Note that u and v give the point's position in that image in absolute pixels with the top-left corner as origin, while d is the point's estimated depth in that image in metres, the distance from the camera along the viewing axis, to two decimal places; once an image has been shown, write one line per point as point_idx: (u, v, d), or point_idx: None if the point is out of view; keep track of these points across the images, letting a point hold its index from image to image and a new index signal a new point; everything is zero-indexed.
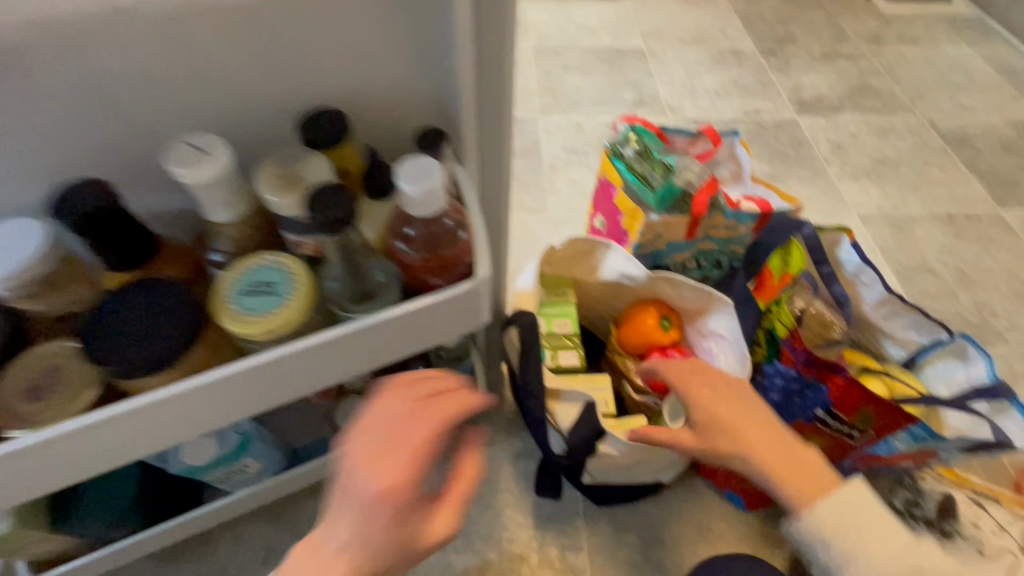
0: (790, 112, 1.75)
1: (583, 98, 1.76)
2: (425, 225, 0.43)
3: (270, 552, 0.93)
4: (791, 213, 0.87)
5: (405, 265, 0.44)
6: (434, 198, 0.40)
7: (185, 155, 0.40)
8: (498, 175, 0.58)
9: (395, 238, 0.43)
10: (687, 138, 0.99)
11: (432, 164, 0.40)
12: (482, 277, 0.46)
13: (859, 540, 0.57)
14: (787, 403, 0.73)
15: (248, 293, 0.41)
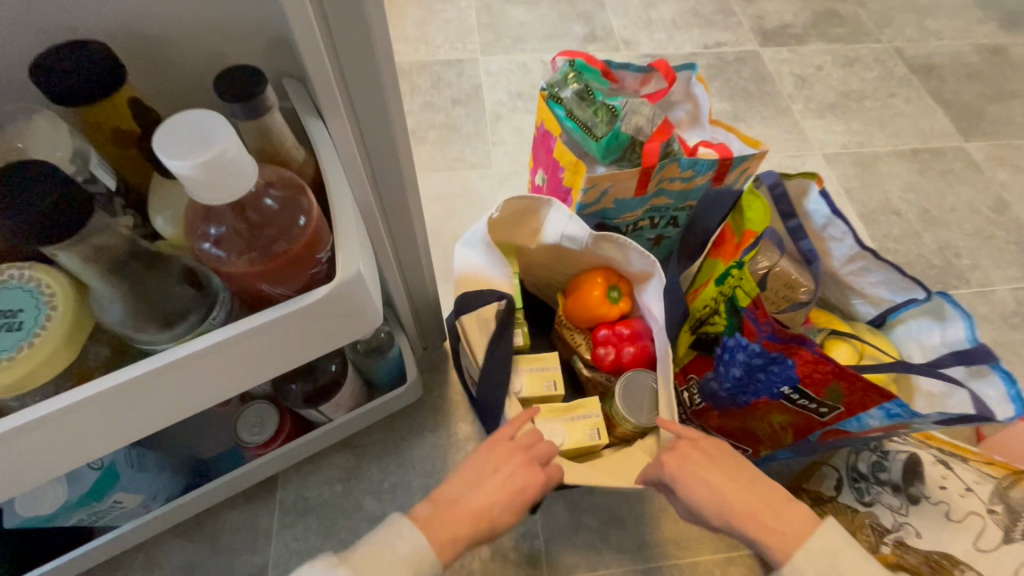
0: (752, 43, 1.61)
1: (528, 34, 1.57)
2: (234, 213, 0.30)
3: (190, 571, 0.82)
4: (753, 160, 0.76)
5: (228, 271, 0.32)
6: (221, 172, 0.27)
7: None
8: (390, 132, 0.45)
9: (202, 238, 0.31)
10: (636, 75, 0.85)
11: (211, 118, 0.27)
12: (352, 277, 0.35)
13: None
14: (749, 379, 0.65)
15: None
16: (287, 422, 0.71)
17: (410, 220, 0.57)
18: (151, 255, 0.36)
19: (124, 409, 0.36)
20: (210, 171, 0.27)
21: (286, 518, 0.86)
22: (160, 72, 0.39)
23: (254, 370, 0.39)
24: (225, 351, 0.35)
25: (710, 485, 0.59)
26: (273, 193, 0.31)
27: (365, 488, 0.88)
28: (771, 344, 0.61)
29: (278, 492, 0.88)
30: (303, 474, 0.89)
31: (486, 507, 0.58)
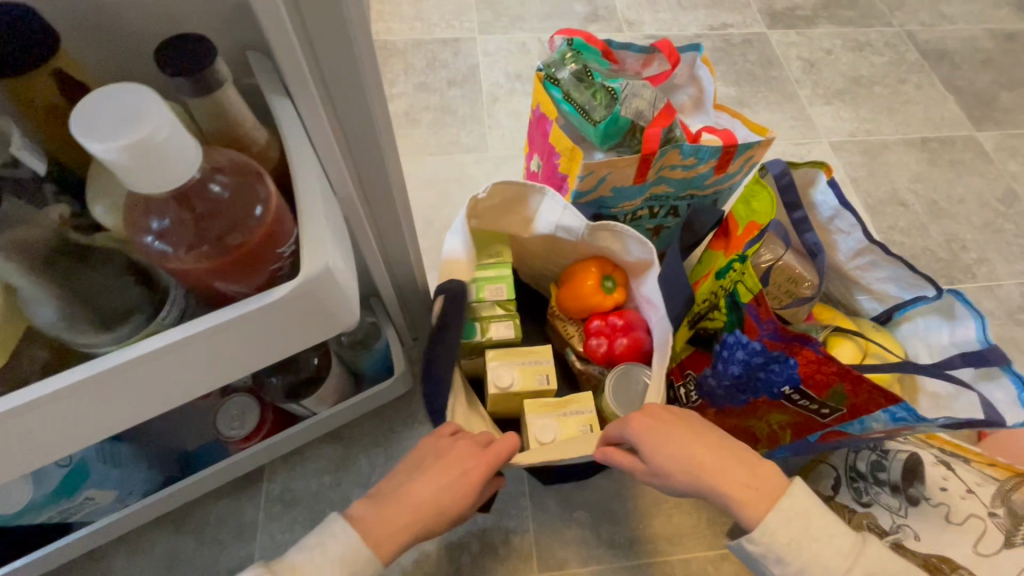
0: (760, 25, 1.55)
1: (528, 13, 1.51)
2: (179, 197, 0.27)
3: (172, 563, 0.81)
4: (758, 146, 0.72)
5: (177, 265, 0.29)
6: (157, 158, 0.25)
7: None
8: (370, 113, 0.42)
9: (144, 227, 0.27)
10: (638, 56, 0.81)
11: (140, 94, 0.24)
12: (318, 271, 0.32)
13: (784, 538, 0.52)
14: (749, 378, 0.62)
15: None
16: (269, 415, 0.69)
17: (392, 207, 0.54)
18: (84, 248, 0.34)
19: (73, 413, 0.33)
20: (139, 159, 0.24)
21: (272, 510, 0.84)
22: (110, 40, 0.36)
23: (218, 370, 0.36)
24: (181, 351, 0.32)
25: (687, 452, 0.56)
26: (221, 179, 0.28)
27: (353, 480, 0.87)
28: (773, 343, 0.58)
29: (264, 483, 0.86)
30: (289, 466, 0.87)
31: (431, 498, 0.57)
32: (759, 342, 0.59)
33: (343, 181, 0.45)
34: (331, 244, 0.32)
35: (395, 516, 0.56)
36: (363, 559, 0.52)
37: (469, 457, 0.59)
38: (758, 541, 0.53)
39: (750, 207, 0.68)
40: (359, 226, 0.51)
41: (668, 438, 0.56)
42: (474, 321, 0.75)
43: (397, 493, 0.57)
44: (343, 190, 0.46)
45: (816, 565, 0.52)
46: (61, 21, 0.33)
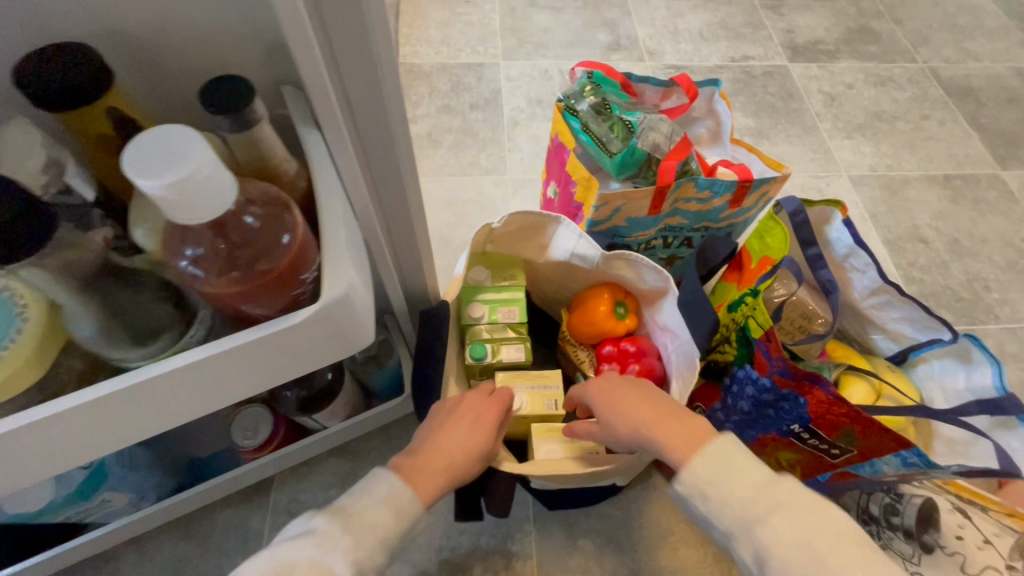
0: (781, 58, 1.57)
1: (551, 40, 1.55)
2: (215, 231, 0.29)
3: (180, 568, 0.82)
4: (774, 182, 0.73)
5: (207, 292, 0.31)
6: (196, 193, 0.26)
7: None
8: (392, 141, 0.44)
9: (179, 255, 0.29)
10: (657, 89, 0.83)
11: (186, 133, 0.26)
12: (337, 298, 0.33)
13: (743, 492, 0.47)
14: (758, 415, 0.62)
15: None
16: (282, 428, 0.70)
17: (410, 231, 0.56)
18: (120, 268, 0.35)
19: (104, 423, 0.35)
20: (180, 194, 0.26)
21: (278, 521, 0.85)
22: (159, 78, 0.38)
23: (240, 387, 0.37)
24: (207, 368, 0.34)
25: (627, 393, 0.58)
26: (254, 210, 0.30)
27: None
28: (783, 380, 0.58)
29: (272, 493, 0.87)
30: (298, 476, 0.88)
31: (456, 449, 0.58)
32: (768, 379, 0.59)
33: (366, 207, 0.47)
34: (352, 271, 0.34)
35: (428, 465, 0.55)
36: (409, 499, 0.50)
37: (476, 406, 0.62)
38: (683, 483, 0.50)
39: (763, 244, 0.69)
40: (378, 249, 0.53)
41: (618, 387, 0.59)
42: (485, 343, 0.77)
43: (426, 447, 0.57)
44: (363, 215, 0.47)
45: (737, 501, 0.47)
46: (116, 58, 0.36)
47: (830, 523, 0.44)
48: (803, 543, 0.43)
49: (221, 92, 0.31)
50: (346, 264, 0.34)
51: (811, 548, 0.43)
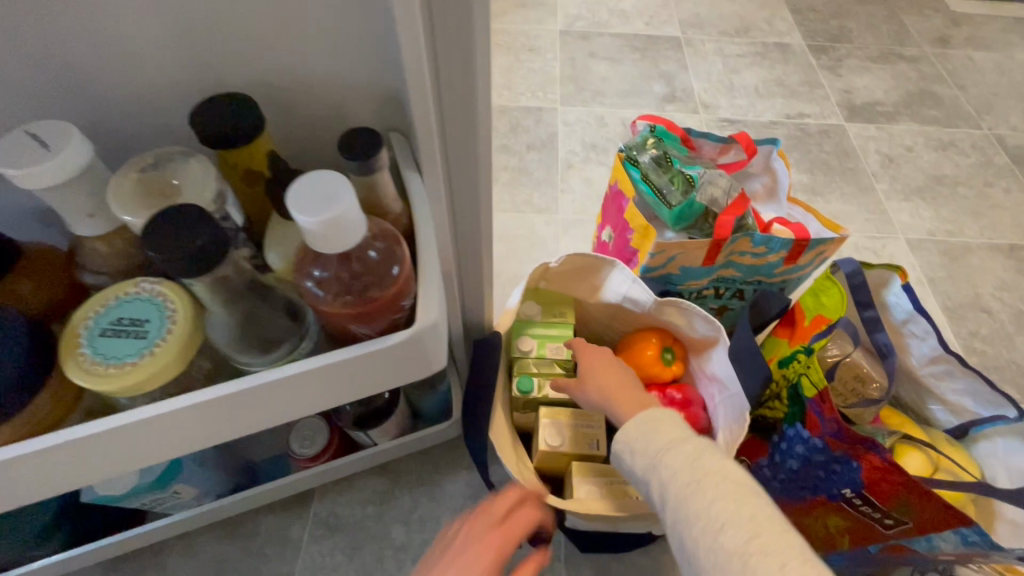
0: (837, 117, 1.58)
1: (609, 89, 1.62)
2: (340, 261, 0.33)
3: (220, 568, 0.85)
4: (831, 242, 0.74)
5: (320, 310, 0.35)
6: (339, 229, 0.31)
7: (21, 148, 0.33)
8: (471, 188, 0.48)
9: (305, 278, 0.34)
10: (715, 144, 0.86)
11: (340, 180, 0.31)
12: (427, 325, 0.37)
13: (658, 440, 0.55)
14: (807, 475, 0.61)
15: (107, 334, 0.36)
16: (335, 440, 0.74)
17: (476, 267, 0.59)
18: (262, 286, 0.38)
19: (205, 419, 0.39)
20: (327, 229, 0.30)
21: (316, 532, 0.88)
22: (285, 120, 0.44)
23: (325, 398, 0.41)
24: (307, 378, 0.38)
25: (610, 372, 0.68)
26: (376, 244, 0.35)
27: (395, 515, 0.89)
28: (836, 442, 0.58)
29: (313, 504, 0.90)
30: (339, 490, 0.91)
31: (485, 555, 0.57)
32: (819, 439, 0.59)
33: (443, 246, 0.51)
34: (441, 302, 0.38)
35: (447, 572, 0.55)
36: None
37: (508, 507, 0.62)
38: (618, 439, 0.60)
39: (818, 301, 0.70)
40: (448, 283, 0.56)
41: (603, 366, 0.69)
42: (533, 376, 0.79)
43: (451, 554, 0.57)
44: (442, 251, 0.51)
45: (656, 453, 0.55)
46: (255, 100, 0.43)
47: (753, 505, 0.49)
48: (692, 485, 0.51)
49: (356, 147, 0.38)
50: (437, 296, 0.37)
51: (697, 488, 0.51)
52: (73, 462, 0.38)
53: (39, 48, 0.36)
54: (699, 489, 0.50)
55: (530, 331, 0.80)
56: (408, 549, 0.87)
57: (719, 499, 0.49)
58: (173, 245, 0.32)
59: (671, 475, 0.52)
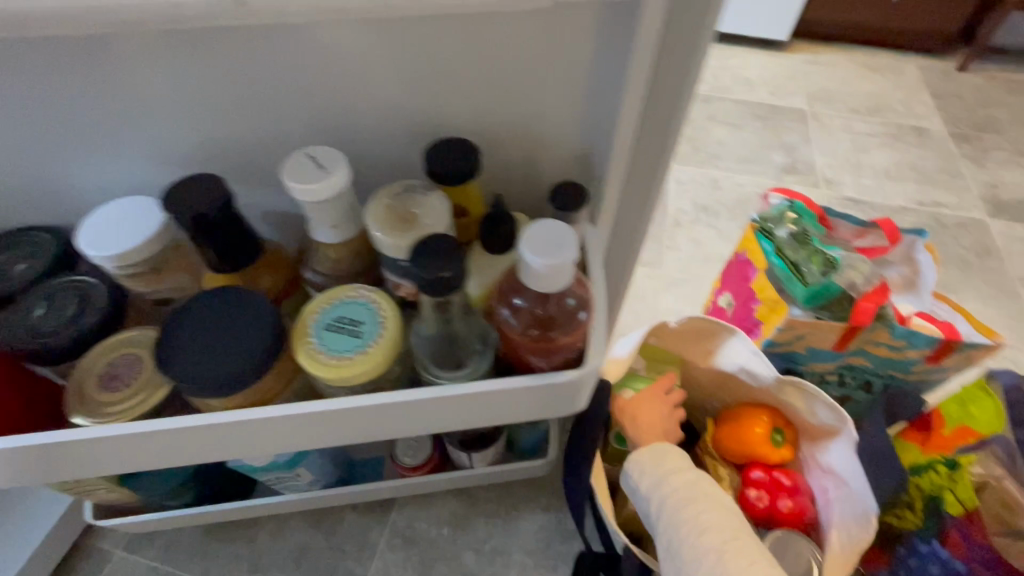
0: (979, 211, 1.47)
1: (726, 153, 1.62)
2: (539, 300, 0.37)
3: (302, 555, 0.89)
4: (984, 349, 0.68)
5: (507, 339, 0.39)
6: (563, 271, 0.33)
7: (300, 167, 0.36)
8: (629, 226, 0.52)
9: (503, 306, 0.38)
10: (854, 227, 0.83)
11: (566, 230, 0.34)
12: (592, 368, 0.39)
13: (670, 462, 0.65)
14: None
15: (330, 330, 0.37)
16: (436, 455, 0.77)
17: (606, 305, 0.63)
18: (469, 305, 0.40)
19: (366, 421, 0.41)
20: (552, 271, 0.33)
21: (393, 541, 0.90)
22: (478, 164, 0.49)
23: (479, 421, 0.43)
24: (474, 401, 0.39)
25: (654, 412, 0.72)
26: (574, 295, 0.37)
27: (468, 540, 0.91)
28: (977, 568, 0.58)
29: (393, 513, 0.92)
30: (418, 504, 0.93)
31: None
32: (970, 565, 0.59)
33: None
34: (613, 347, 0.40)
35: None
36: None
37: None
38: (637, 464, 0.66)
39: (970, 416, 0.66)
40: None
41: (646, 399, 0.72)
42: None
43: None
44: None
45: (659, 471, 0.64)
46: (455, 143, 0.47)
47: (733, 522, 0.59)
48: (688, 498, 0.61)
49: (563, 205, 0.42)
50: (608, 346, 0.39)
51: (693, 502, 0.61)
52: (248, 439, 0.41)
53: (302, 99, 0.41)
54: (689, 503, 0.60)
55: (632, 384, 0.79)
56: None
57: (705, 511, 0.59)
58: (428, 266, 0.33)
59: (671, 494, 0.61)
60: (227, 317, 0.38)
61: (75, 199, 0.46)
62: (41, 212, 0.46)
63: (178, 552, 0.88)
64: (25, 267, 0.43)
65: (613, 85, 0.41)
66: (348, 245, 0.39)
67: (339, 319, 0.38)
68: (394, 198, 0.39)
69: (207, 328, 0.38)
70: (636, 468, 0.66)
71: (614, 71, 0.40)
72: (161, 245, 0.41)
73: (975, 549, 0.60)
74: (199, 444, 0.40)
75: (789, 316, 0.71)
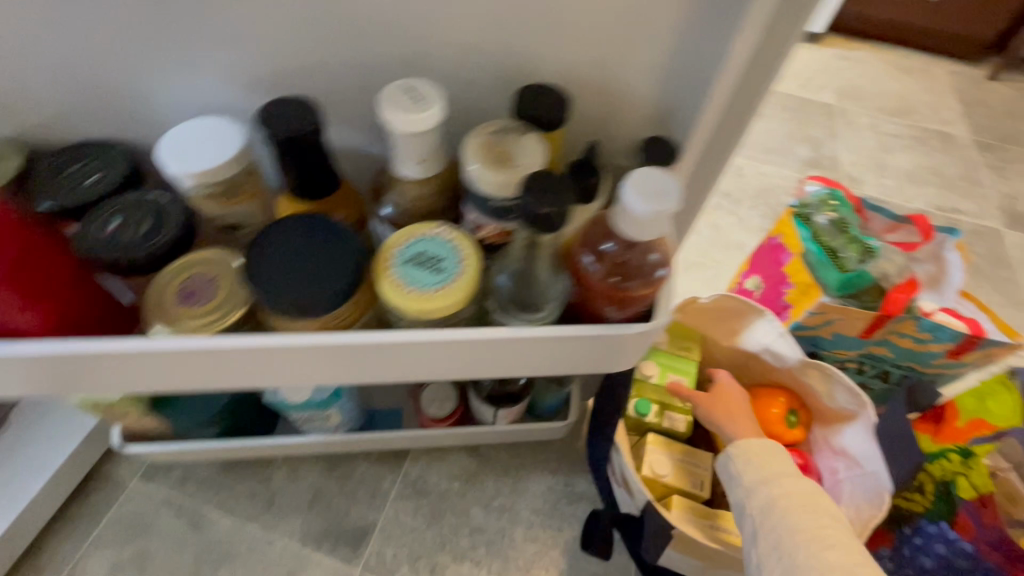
0: (994, 221, 1.49)
1: (752, 140, 1.62)
2: (625, 246, 0.41)
3: (315, 498, 0.90)
4: (1007, 347, 0.70)
5: (585, 286, 0.43)
6: (660, 222, 0.38)
7: (396, 98, 0.38)
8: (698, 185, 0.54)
9: (587, 251, 0.43)
10: (887, 220, 0.83)
11: (672, 182, 0.38)
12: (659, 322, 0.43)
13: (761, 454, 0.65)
14: None
15: (413, 263, 0.40)
16: (460, 408, 0.78)
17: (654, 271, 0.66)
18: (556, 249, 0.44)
19: (435, 357, 0.43)
20: (652, 216, 0.37)
21: (404, 490, 0.92)
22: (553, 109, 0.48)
23: (541, 367, 0.45)
24: (545, 343, 0.42)
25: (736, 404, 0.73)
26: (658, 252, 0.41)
27: (477, 496, 0.93)
28: (987, 551, 0.60)
29: (405, 464, 0.94)
30: (430, 458, 0.95)
31: None
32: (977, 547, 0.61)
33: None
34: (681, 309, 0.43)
35: None
36: None
37: None
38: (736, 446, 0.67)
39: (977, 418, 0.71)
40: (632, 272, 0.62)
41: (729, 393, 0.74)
42: (651, 402, 0.82)
43: None
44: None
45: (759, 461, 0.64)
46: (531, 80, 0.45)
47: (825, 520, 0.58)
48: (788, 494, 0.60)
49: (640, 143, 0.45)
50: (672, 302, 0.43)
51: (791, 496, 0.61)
52: (320, 363, 0.43)
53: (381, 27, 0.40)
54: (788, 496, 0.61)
55: (653, 356, 0.83)
56: (483, 532, 0.90)
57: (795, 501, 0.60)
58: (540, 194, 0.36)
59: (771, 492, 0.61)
60: (312, 244, 0.41)
61: (137, 110, 0.46)
62: (102, 122, 0.47)
63: (193, 484, 0.89)
64: (97, 177, 0.45)
65: (705, 51, 0.42)
66: (432, 180, 0.42)
67: (425, 255, 0.41)
68: (491, 138, 0.41)
69: (301, 259, 0.40)
70: (741, 458, 0.65)
71: (706, 38, 0.41)
72: (240, 167, 0.42)
73: (990, 531, 0.62)
74: (259, 361, 0.42)
75: (822, 299, 0.74)
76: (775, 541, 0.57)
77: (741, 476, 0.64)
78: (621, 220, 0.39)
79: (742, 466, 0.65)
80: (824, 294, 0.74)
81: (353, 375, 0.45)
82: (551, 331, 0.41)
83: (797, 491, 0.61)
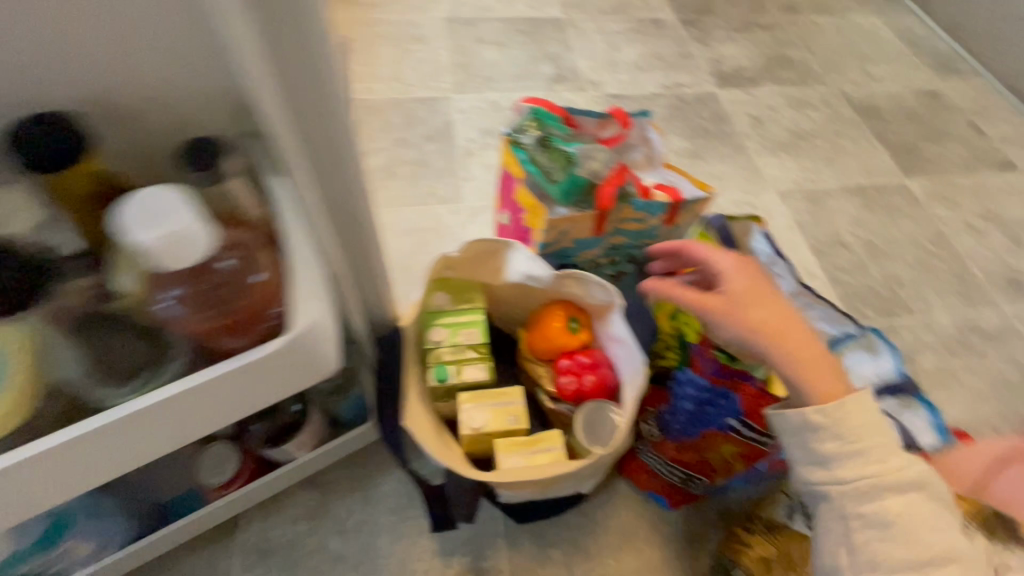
0: (710, 85, 1.72)
1: (499, 75, 1.68)
2: (191, 283, 0.46)
3: None
4: (701, 203, 0.81)
5: (202, 327, 0.49)
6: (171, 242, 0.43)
7: None
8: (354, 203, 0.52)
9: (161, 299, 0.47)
10: (596, 120, 0.91)
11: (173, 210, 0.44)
12: (299, 328, 0.48)
13: (852, 418, 0.55)
14: (699, 413, 0.69)
15: None
16: (249, 461, 0.73)
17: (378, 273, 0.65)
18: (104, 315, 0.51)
19: (115, 447, 0.47)
20: (167, 243, 0.43)
21: (246, 560, 0.84)
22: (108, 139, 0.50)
23: (250, 398, 0.51)
24: (210, 388, 0.47)
25: (765, 307, 0.61)
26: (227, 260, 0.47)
27: (328, 527, 0.87)
28: (716, 379, 0.67)
29: (238, 534, 0.85)
30: (266, 514, 0.87)
31: None
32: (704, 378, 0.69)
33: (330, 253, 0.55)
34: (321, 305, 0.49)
35: None
36: None
37: None
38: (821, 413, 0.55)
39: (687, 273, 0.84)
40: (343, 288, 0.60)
41: (753, 293, 0.61)
42: (449, 364, 0.84)
43: None
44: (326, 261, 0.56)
45: (857, 424, 0.54)
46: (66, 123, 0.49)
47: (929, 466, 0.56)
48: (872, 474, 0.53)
49: (176, 157, 0.53)
50: (302, 303, 0.48)
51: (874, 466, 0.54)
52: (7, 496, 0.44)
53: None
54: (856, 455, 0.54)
55: (438, 321, 0.86)
56: (346, 558, 0.86)
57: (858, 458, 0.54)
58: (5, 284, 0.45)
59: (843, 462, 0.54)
60: None
61: None
62: None
63: None
64: None
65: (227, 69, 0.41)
66: None
67: None
68: None
69: None
70: (818, 417, 0.56)
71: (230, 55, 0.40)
72: None
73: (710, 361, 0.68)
74: None
75: (550, 216, 0.78)
76: (866, 544, 0.53)
77: (815, 443, 0.56)
78: (163, 259, 0.43)
79: (808, 424, 0.56)
80: (552, 210, 0.78)
81: (63, 488, 0.47)
82: (203, 379, 0.46)
83: (865, 462, 0.54)
